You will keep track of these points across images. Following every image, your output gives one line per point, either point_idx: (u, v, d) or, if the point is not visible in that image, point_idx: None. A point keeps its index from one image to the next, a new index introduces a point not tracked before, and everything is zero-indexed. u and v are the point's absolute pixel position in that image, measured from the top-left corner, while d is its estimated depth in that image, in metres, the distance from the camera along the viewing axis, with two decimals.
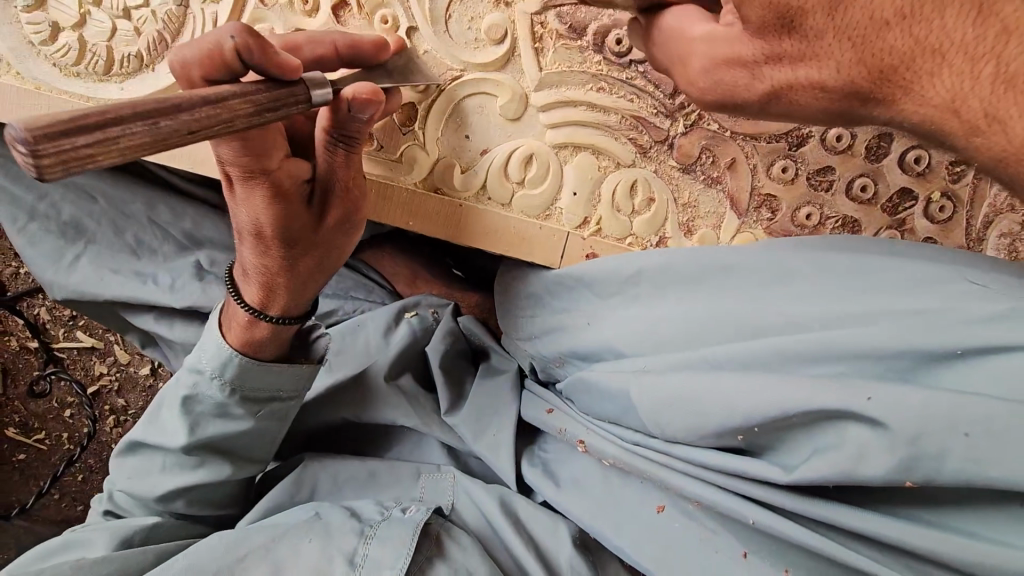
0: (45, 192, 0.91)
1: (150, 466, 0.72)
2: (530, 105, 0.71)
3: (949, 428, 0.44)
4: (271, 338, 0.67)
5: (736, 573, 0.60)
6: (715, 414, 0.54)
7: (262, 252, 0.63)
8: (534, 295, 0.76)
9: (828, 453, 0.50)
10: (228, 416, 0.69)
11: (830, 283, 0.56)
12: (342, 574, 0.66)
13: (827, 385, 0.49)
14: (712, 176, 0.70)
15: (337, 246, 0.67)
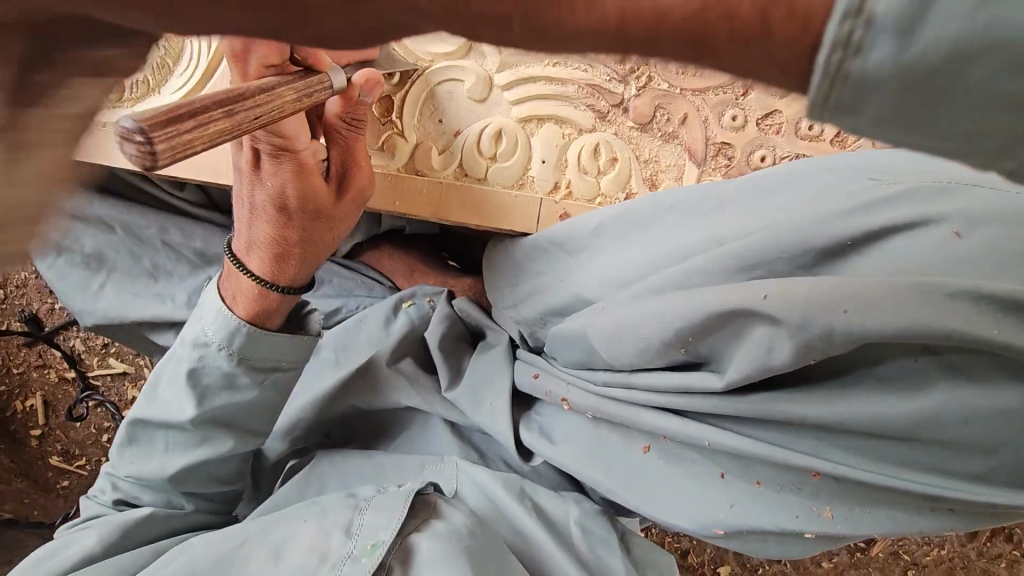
0: (68, 230, 1.00)
1: (150, 449, 0.77)
2: (494, 86, 0.78)
3: (830, 305, 0.44)
4: (276, 309, 0.72)
5: (710, 494, 0.64)
6: (651, 331, 0.57)
7: (277, 224, 0.67)
8: (514, 266, 0.82)
9: (743, 352, 0.50)
10: (236, 386, 0.73)
11: (756, 204, 0.60)
12: (340, 543, 0.70)
13: (731, 287, 0.50)
14: (667, 132, 0.76)
15: (345, 222, 0.72)
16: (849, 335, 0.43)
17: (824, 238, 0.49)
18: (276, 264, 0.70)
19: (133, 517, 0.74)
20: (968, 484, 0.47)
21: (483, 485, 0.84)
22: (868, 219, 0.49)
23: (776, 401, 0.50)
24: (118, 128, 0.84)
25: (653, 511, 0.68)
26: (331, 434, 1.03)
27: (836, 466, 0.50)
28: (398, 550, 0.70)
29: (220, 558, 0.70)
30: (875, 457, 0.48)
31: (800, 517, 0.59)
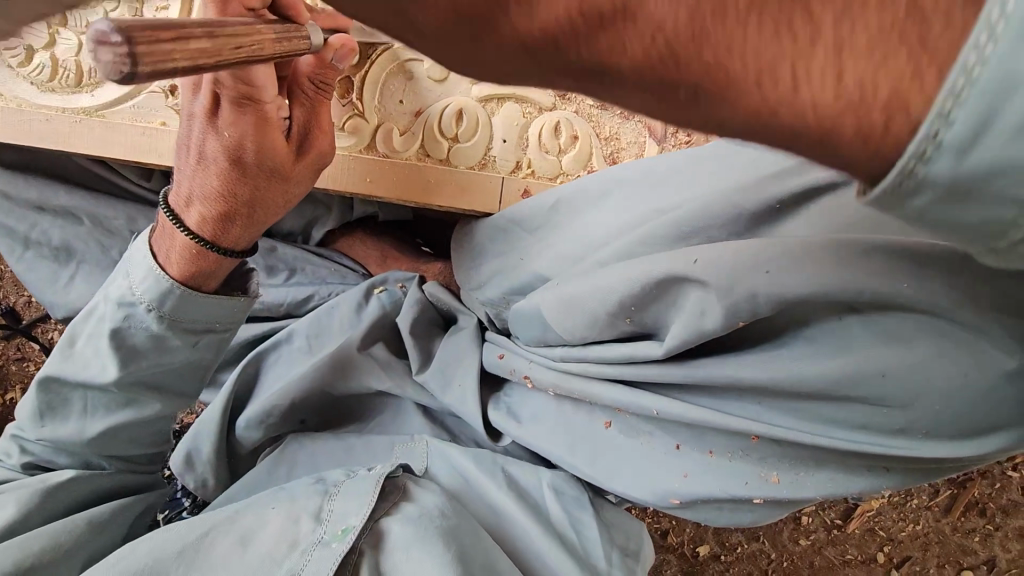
0: (35, 221, 0.99)
1: (69, 407, 0.78)
2: (453, 65, 0.77)
3: (753, 268, 0.45)
4: (212, 271, 0.71)
5: (670, 466, 0.65)
6: (598, 304, 0.57)
7: (220, 176, 0.67)
8: (478, 247, 0.82)
9: (680, 318, 0.51)
10: (166, 346, 0.73)
11: (700, 168, 0.60)
12: (310, 530, 0.71)
13: (666, 255, 0.51)
14: (627, 109, 0.76)
15: (294, 189, 0.72)
16: (771, 296, 0.44)
17: (759, 200, 0.51)
18: (218, 225, 0.69)
19: (54, 480, 0.76)
20: (895, 439, 0.47)
21: (459, 466, 0.85)
22: (802, 181, 0.50)
23: (718, 367, 0.51)
24: (77, 114, 0.83)
25: (614, 483, 0.69)
26: (307, 421, 1.00)
27: (775, 428, 0.51)
28: (369, 535, 0.71)
29: (186, 544, 0.69)
30: (807, 417, 0.49)
31: (749, 483, 0.60)
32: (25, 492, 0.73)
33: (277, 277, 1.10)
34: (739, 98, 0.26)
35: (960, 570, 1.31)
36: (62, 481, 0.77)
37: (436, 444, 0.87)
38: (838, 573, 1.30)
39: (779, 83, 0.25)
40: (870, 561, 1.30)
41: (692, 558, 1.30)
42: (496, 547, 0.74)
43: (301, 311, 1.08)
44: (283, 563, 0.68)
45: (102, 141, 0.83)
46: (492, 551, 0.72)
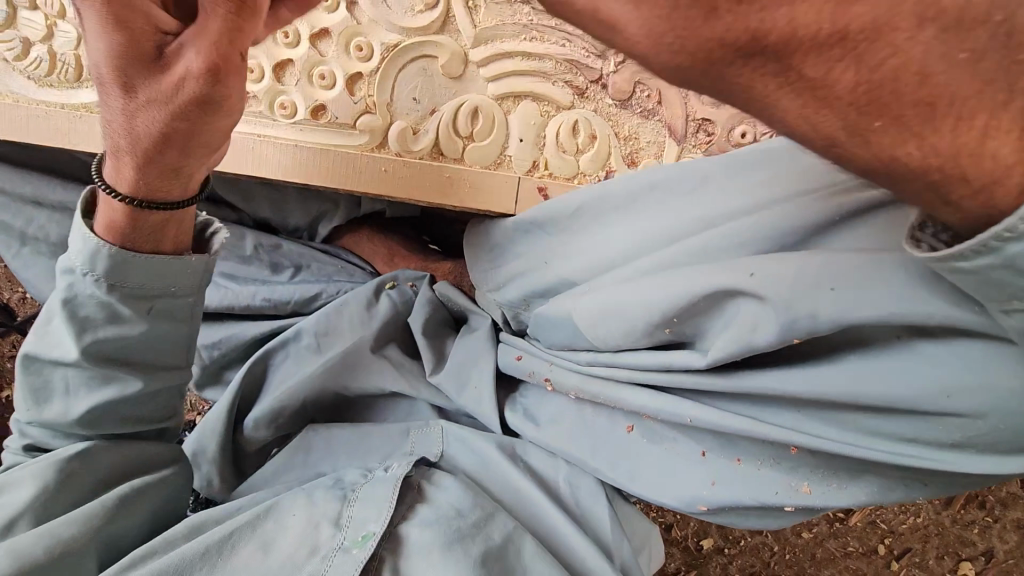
0: (32, 216, 0.96)
1: (50, 388, 0.70)
2: (469, 62, 0.75)
3: (817, 286, 0.46)
4: (139, 228, 0.63)
5: (695, 472, 0.65)
6: (637, 313, 0.58)
7: (111, 104, 0.58)
8: (495, 248, 0.81)
9: (730, 330, 0.52)
10: (116, 316, 0.66)
11: (737, 180, 0.61)
12: (330, 536, 0.70)
13: (718, 268, 0.53)
14: (646, 109, 0.75)
15: (198, 134, 0.59)
16: (832, 315, 0.46)
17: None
18: (140, 188, 0.62)
19: (65, 455, 0.68)
20: (944, 452, 0.47)
21: (475, 455, 0.82)
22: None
23: (760, 378, 0.51)
24: (76, 109, 0.80)
25: (637, 485, 0.69)
26: (316, 417, 1.00)
27: (816, 440, 0.51)
28: (389, 541, 0.70)
29: (209, 545, 0.67)
30: (851, 427, 0.49)
31: (777, 492, 0.61)
32: (40, 468, 0.67)
33: (283, 275, 1.08)
34: (878, 124, 0.34)
35: (958, 561, 1.34)
36: (77, 454, 0.69)
37: (450, 431, 0.85)
38: (839, 564, 1.32)
39: (907, 119, 0.33)
40: (871, 553, 1.32)
41: (695, 550, 1.31)
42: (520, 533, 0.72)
43: (308, 309, 1.06)
44: (304, 567, 0.67)
45: (103, 138, 0.80)
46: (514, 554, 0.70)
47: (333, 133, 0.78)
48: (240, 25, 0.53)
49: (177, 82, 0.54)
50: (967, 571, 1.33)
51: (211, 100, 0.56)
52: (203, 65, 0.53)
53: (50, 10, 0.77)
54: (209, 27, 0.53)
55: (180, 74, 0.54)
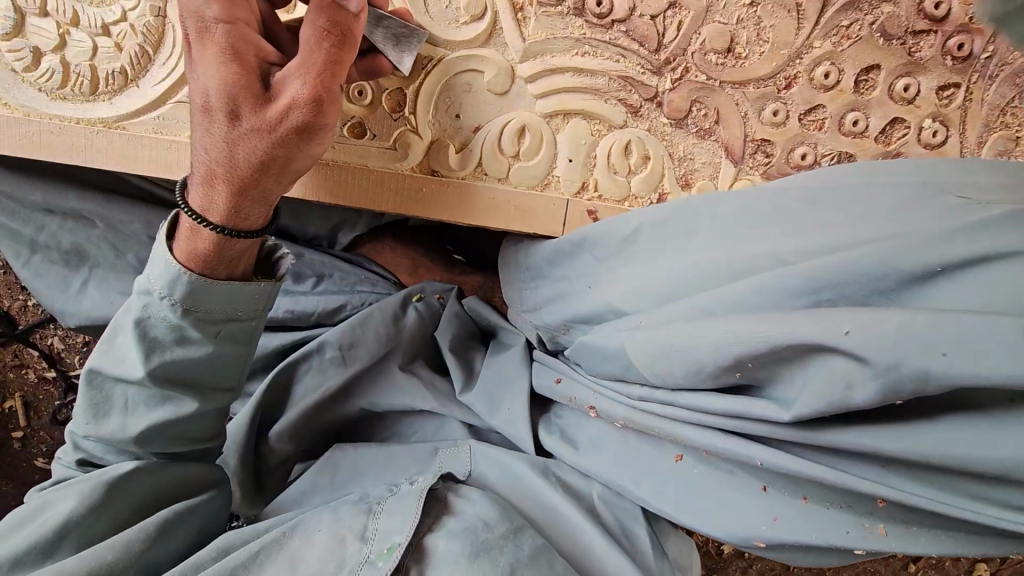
0: (43, 224, 0.91)
1: (109, 403, 0.67)
2: (516, 77, 0.71)
3: (927, 349, 0.44)
4: (219, 257, 0.62)
5: (756, 508, 0.62)
6: (705, 353, 0.55)
7: (208, 132, 0.59)
8: (536, 269, 0.78)
9: (816, 384, 0.50)
10: (186, 340, 0.64)
11: (812, 209, 0.58)
12: (354, 551, 0.64)
13: (803, 317, 0.49)
14: (703, 128, 0.71)
15: (293, 161, 0.60)
16: (947, 379, 0.44)
17: (908, 262, 0.48)
18: (232, 213, 0.61)
19: (115, 473, 0.65)
20: None
21: (507, 471, 0.77)
22: (966, 245, 0.47)
23: (851, 435, 0.50)
24: (93, 125, 0.75)
25: (688, 519, 0.64)
26: (341, 431, 0.97)
27: (905, 495, 0.50)
28: (413, 551, 0.65)
29: (235, 565, 0.62)
30: (954, 490, 0.48)
31: (851, 532, 0.58)
32: (83, 486, 0.64)
33: (304, 285, 1.04)
34: None
35: (972, 561, 1.35)
36: (123, 473, 0.65)
37: (477, 450, 0.80)
38: (857, 567, 1.32)
39: None
40: (890, 557, 1.32)
41: (716, 555, 1.31)
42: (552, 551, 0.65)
43: (332, 322, 1.02)
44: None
45: (124, 154, 0.75)
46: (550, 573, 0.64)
47: (366, 151, 0.73)
48: (341, 56, 0.56)
49: (282, 111, 0.56)
50: (982, 572, 1.34)
51: (312, 128, 0.58)
52: (310, 96, 0.56)
53: (63, 18, 0.71)
54: (316, 59, 0.56)
55: (286, 104, 0.56)
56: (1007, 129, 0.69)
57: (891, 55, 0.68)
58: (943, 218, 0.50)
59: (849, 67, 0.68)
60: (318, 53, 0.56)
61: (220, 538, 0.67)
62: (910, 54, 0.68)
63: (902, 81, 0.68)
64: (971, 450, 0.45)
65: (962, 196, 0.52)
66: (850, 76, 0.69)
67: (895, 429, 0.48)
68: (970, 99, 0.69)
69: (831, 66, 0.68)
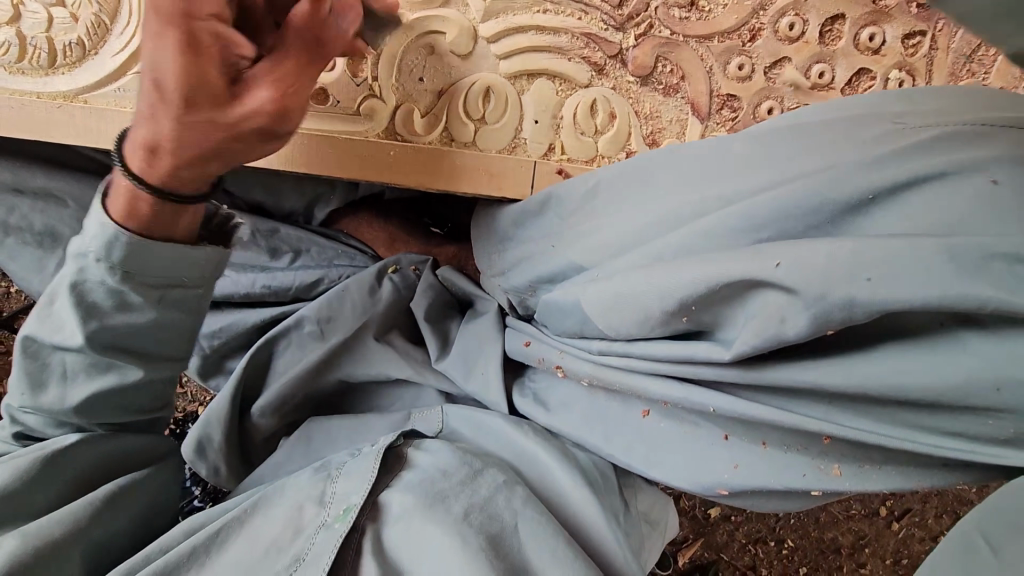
0: (14, 205, 0.90)
1: (48, 372, 0.66)
2: (478, 37, 0.70)
3: (851, 276, 0.45)
4: (159, 219, 0.60)
5: (717, 458, 0.62)
6: (652, 296, 0.55)
7: (154, 111, 0.56)
8: (504, 231, 0.77)
9: (753, 321, 0.50)
10: (127, 306, 0.62)
11: (766, 148, 0.57)
12: (314, 515, 0.64)
13: (741, 254, 0.50)
14: (669, 85, 0.71)
15: (244, 155, 0.59)
16: (869, 304, 0.44)
17: (845, 193, 0.49)
18: (168, 190, 0.60)
19: (58, 446, 0.64)
20: (989, 447, 0.47)
21: (477, 428, 0.77)
22: (893, 172, 0.48)
23: (795, 371, 0.50)
24: (55, 99, 0.74)
25: (655, 472, 0.65)
26: (320, 407, 0.96)
27: (849, 429, 0.50)
28: (369, 509, 0.64)
29: (195, 545, 0.62)
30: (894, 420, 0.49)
31: (806, 474, 0.58)
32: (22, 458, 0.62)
33: (281, 261, 1.02)
34: None
35: (955, 519, 1.37)
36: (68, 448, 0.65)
37: (450, 411, 0.80)
38: (841, 526, 1.35)
39: None
40: (874, 515, 1.35)
41: (703, 518, 1.32)
42: (515, 488, 0.65)
43: (310, 295, 1.00)
44: (288, 549, 0.62)
45: (85, 128, 0.74)
46: (508, 513, 0.63)
47: (329, 116, 0.72)
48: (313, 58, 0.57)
49: (243, 114, 0.55)
50: None
51: (269, 133, 0.58)
52: (278, 104, 0.56)
53: None
54: (289, 66, 0.56)
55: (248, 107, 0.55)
56: (973, 77, 0.69)
57: (854, 4, 0.67)
58: (881, 147, 0.50)
59: (814, 17, 0.68)
60: (290, 55, 0.55)
61: (191, 516, 0.67)
62: (874, 3, 0.67)
63: (867, 30, 0.68)
64: (913, 385, 0.46)
65: (900, 121, 0.52)
66: (815, 27, 0.68)
67: (842, 363, 0.49)
68: (936, 47, 0.68)
69: (797, 17, 0.68)
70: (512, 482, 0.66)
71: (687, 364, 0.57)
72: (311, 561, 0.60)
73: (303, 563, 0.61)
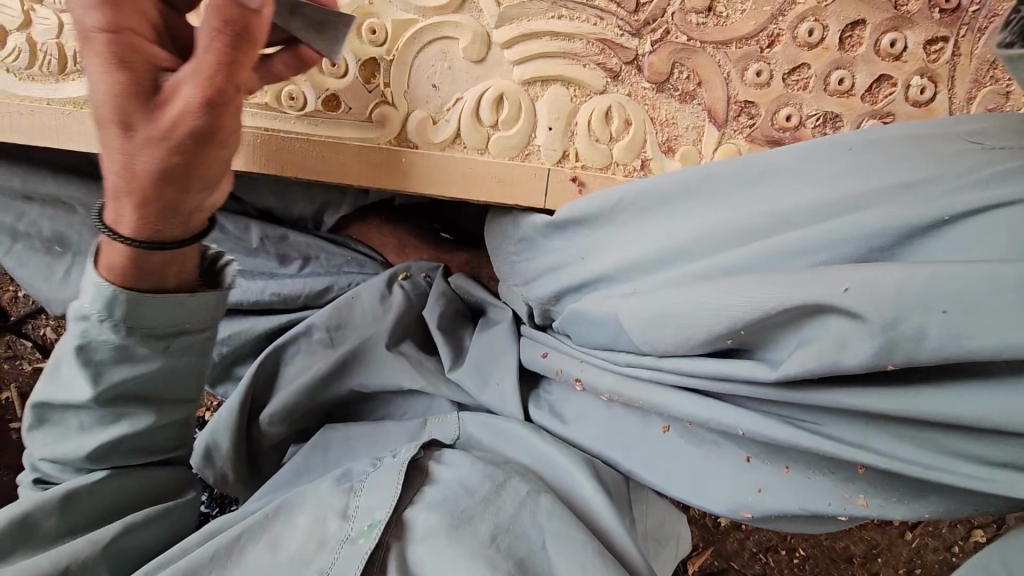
0: (23, 212, 0.90)
1: (65, 428, 0.65)
2: (492, 43, 0.69)
3: (927, 308, 0.43)
4: (139, 270, 0.57)
5: (743, 479, 0.60)
6: (703, 324, 0.53)
7: (103, 143, 0.51)
8: (524, 238, 0.76)
9: (811, 346, 0.49)
10: (132, 358, 0.60)
11: (817, 169, 0.57)
12: (338, 529, 0.63)
13: (803, 277, 0.49)
14: (685, 91, 0.70)
15: (197, 174, 0.52)
16: (940, 338, 0.44)
17: (914, 216, 0.49)
18: (146, 228, 0.54)
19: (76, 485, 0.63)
20: None
21: (496, 438, 0.76)
22: (947, 205, 0.48)
23: (838, 395, 0.50)
24: (65, 105, 0.73)
25: (676, 491, 0.64)
26: (331, 413, 0.95)
27: (885, 457, 0.49)
28: (395, 527, 0.63)
29: (216, 551, 0.61)
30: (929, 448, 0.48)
31: (831, 501, 0.56)
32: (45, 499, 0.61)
33: (291, 268, 1.01)
34: None
35: (970, 528, 1.35)
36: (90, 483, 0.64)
37: (466, 418, 0.78)
38: (853, 535, 1.33)
39: None
40: (887, 524, 1.33)
41: (713, 527, 1.31)
42: (538, 500, 0.65)
43: (321, 302, 0.99)
44: (313, 563, 0.61)
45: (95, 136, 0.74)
46: (534, 530, 0.62)
47: (340, 123, 0.71)
48: (241, 58, 0.47)
49: (173, 118, 0.48)
50: (980, 539, 1.34)
51: (211, 140, 0.50)
52: (203, 95, 0.47)
53: None
54: (201, 34, 0.46)
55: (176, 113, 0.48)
56: (997, 84, 0.68)
57: (876, 9, 0.66)
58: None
59: (833, 23, 0.67)
60: (203, 57, 0.47)
61: (209, 526, 0.66)
62: (896, 8, 0.66)
63: (888, 36, 0.67)
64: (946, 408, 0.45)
65: (970, 142, 0.53)
66: (834, 32, 0.67)
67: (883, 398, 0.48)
68: (959, 53, 0.67)
69: (816, 23, 0.67)
70: (537, 495, 0.65)
71: (723, 381, 0.55)
72: (337, 575, 0.59)
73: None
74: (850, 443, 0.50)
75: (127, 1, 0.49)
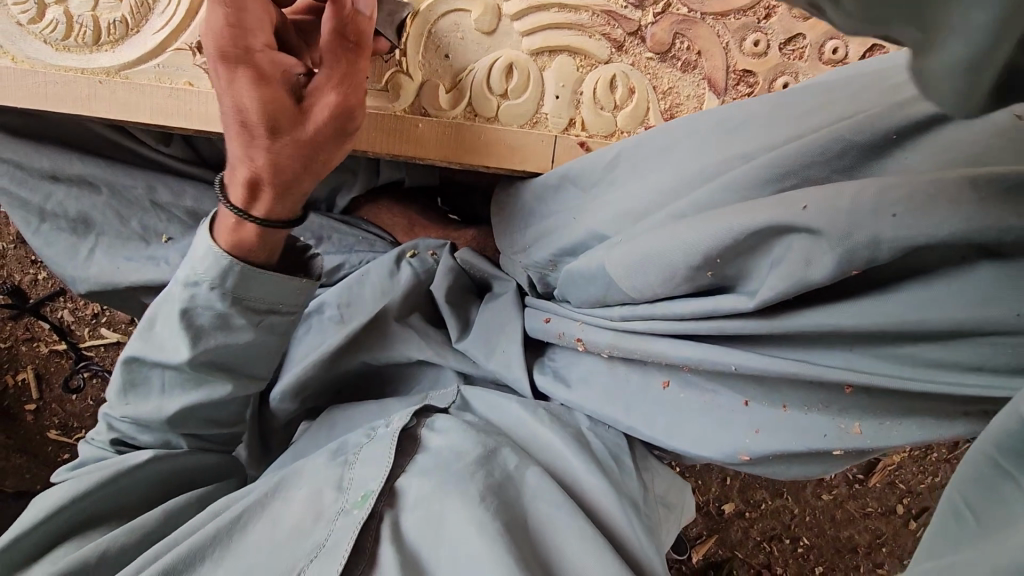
0: (49, 192, 0.93)
1: (148, 387, 0.73)
2: (502, 15, 0.73)
3: (878, 212, 0.46)
4: (261, 244, 0.66)
5: (736, 424, 0.63)
6: (676, 257, 0.57)
7: (248, 145, 0.61)
8: (525, 209, 0.80)
9: (781, 267, 0.51)
10: (230, 327, 0.68)
11: (785, 111, 0.59)
12: (334, 501, 0.64)
13: (766, 204, 0.51)
14: (687, 61, 0.73)
15: (326, 160, 0.66)
16: (896, 239, 0.45)
17: (870, 134, 0.50)
18: (274, 208, 0.65)
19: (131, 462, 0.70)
20: (1011, 378, 0.46)
21: (495, 409, 0.77)
22: (924, 110, 0.49)
23: (816, 317, 0.52)
24: (96, 75, 0.77)
25: (677, 441, 0.65)
26: (342, 391, 0.98)
27: (872, 376, 0.51)
28: (386, 495, 0.65)
29: (218, 529, 0.63)
30: (916, 363, 0.50)
31: (827, 434, 0.58)
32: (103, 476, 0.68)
33: None
34: None
35: None
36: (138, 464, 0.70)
37: (468, 391, 0.79)
38: (857, 524, 1.33)
39: None
40: (890, 513, 1.34)
41: (717, 515, 1.31)
42: (526, 465, 0.66)
43: (332, 281, 1.02)
44: (310, 535, 0.62)
45: (123, 103, 0.77)
46: (522, 498, 0.64)
47: None
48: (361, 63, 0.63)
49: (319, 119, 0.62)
50: None
51: (344, 131, 0.64)
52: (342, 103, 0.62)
53: None
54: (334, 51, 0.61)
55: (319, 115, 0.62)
56: None
57: None
58: (907, 92, 0.52)
59: None
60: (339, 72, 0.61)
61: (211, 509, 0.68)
62: None
63: None
64: (931, 317, 0.47)
65: None
66: None
67: (864, 309, 0.50)
68: None
69: None
70: (525, 459, 0.67)
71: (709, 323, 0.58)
72: (330, 549, 0.60)
73: (324, 549, 0.60)
74: (843, 371, 0.52)
75: (256, 19, 0.59)
